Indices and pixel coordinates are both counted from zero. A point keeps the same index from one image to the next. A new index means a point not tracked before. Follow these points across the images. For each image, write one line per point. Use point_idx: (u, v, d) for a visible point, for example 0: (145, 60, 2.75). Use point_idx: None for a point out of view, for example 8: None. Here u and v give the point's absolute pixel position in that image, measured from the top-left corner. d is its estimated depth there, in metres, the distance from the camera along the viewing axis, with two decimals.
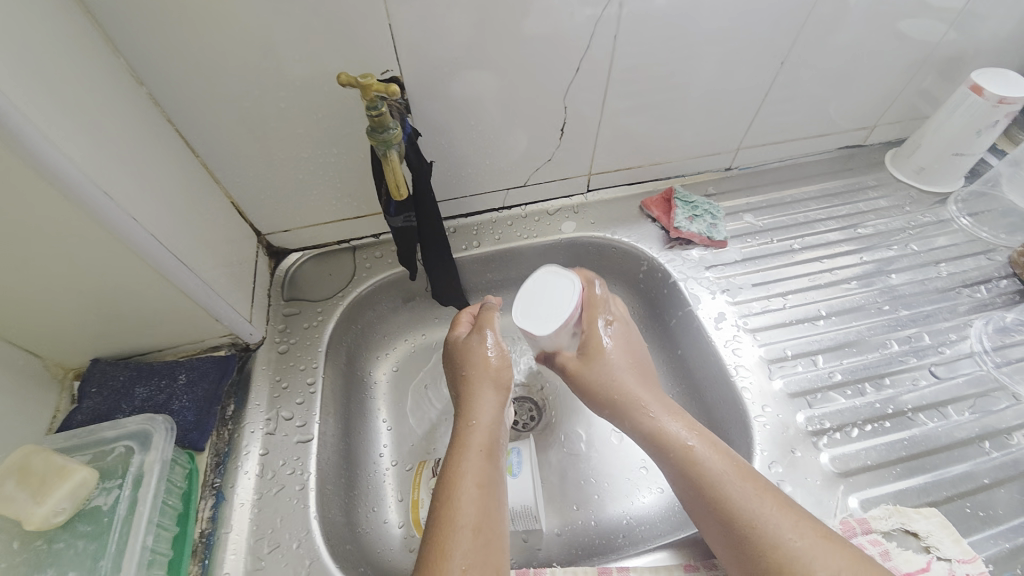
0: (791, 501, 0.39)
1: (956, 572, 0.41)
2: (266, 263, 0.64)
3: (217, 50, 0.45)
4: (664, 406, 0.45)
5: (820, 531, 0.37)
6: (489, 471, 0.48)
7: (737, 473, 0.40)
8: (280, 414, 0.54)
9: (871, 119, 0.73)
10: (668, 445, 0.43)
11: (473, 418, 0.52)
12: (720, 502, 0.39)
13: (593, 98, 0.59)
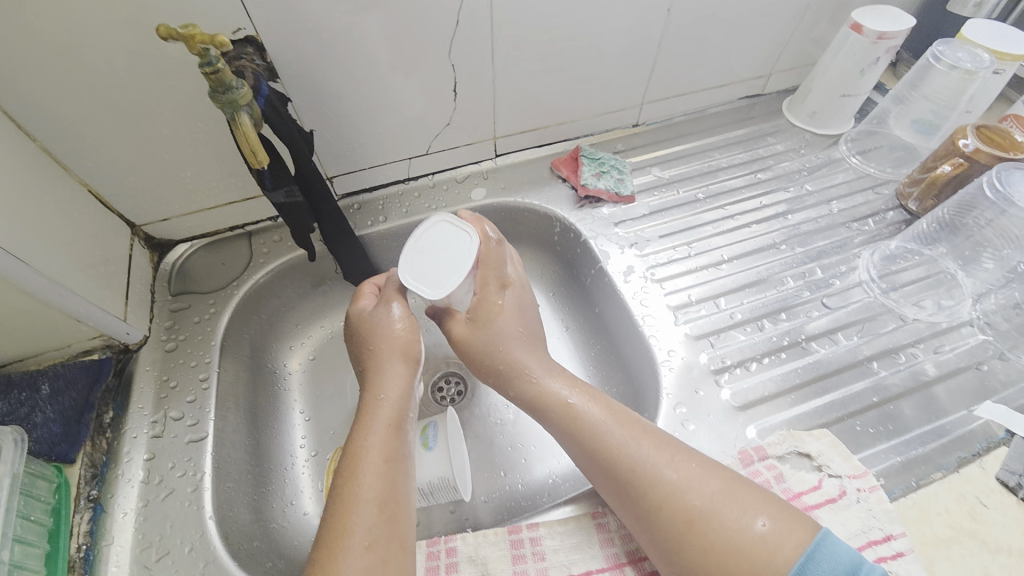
0: (670, 436, 0.42)
1: (847, 487, 0.42)
2: (146, 257, 0.59)
3: (24, 16, 0.39)
4: (546, 368, 0.46)
5: (698, 459, 0.40)
6: (396, 445, 0.46)
7: (617, 417, 0.42)
8: (168, 415, 0.50)
9: (767, 67, 0.75)
10: (550, 398, 0.44)
11: (381, 391, 0.50)
12: (600, 447, 0.41)
13: (482, 57, 0.56)
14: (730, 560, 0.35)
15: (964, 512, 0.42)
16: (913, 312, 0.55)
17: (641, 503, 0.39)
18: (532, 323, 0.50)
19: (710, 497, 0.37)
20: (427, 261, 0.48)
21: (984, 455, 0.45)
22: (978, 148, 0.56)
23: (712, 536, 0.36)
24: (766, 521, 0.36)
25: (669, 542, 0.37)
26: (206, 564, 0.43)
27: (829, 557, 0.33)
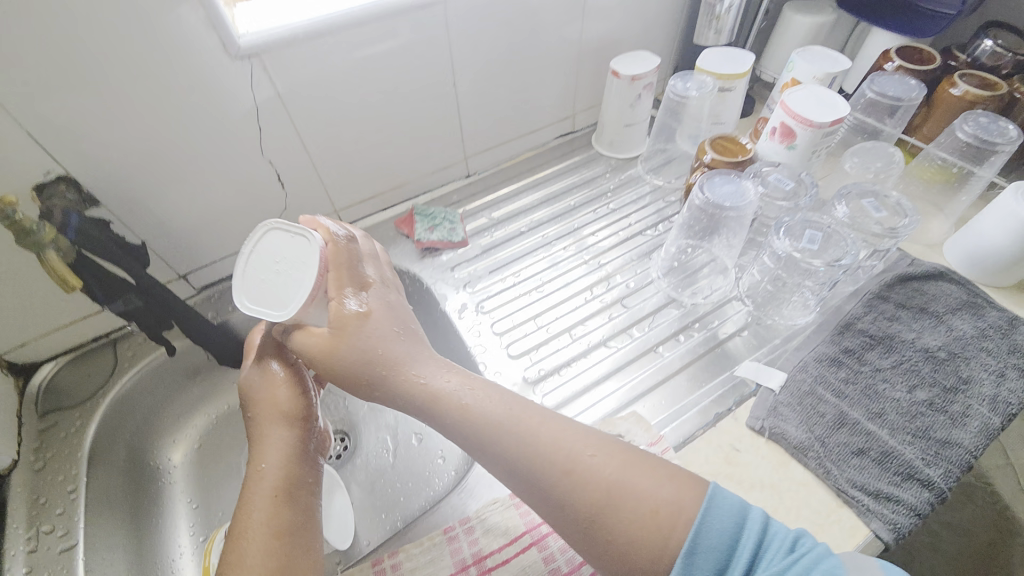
0: (568, 423, 0.42)
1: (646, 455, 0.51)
2: (10, 382, 0.62)
3: None
4: (433, 369, 0.46)
5: (597, 443, 0.40)
6: (284, 515, 0.46)
7: (512, 414, 0.42)
8: (40, 529, 0.53)
9: (569, 109, 0.87)
10: (443, 409, 0.43)
11: (261, 462, 0.49)
12: (500, 452, 0.41)
13: (293, 153, 0.64)
14: (630, 543, 0.36)
15: (722, 458, 0.50)
16: (694, 299, 0.67)
17: (560, 492, 0.38)
18: (399, 318, 0.49)
19: (606, 481, 0.38)
20: (264, 285, 0.50)
21: (738, 407, 0.55)
22: (715, 159, 0.67)
23: (615, 522, 0.36)
24: (664, 494, 0.37)
25: (580, 530, 0.38)
26: None
27: (728, 514, 0.34)
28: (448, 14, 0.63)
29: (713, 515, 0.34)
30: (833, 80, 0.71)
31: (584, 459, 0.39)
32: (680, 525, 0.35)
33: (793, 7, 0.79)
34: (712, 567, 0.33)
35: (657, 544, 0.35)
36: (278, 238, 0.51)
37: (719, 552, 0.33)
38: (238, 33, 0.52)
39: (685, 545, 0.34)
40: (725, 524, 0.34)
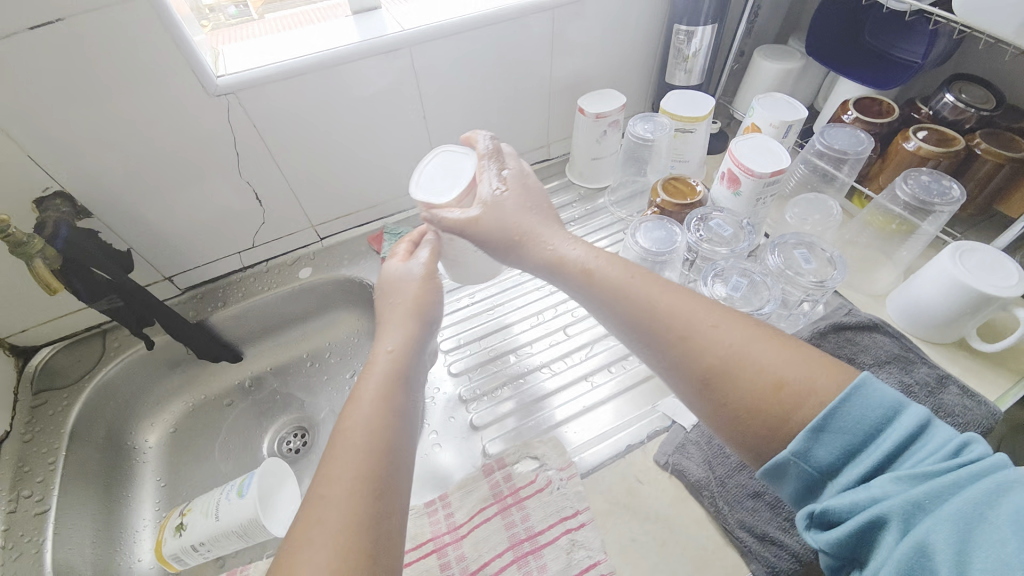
0: (702, 299, 0.46)
1: (553, 478, 0.54)
2: (10, 362, 0.70)
3: None
4: (563, 241, 0.54)
5: (726, 317, 0.43)
6: (398, 397, 0.44)
7: (645, 289, 0.47)
8: (20, 494, 0.59)
9: (543, 139, 0.91)
10: (572, 271, 0.52)
11: (387, 344, 0.48)
12: (631, 313, 0.46)
13: (268, 172, 0.70)
14: (749, 407, 0.39)
15: (624, 490, 0.53)
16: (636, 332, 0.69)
17: (679, 344, 0.43)
18: (535, 197, 0.58)
19: (732, 349, 0.41)
20: (435, 178, 0.60)
21: (650, 442, 0.57)
22: (664, 200, 0.71)
23: (739, 386, 0.40)
24: (795, 373, 0.38)
25: (700, 390, 0.42)
26: None
27: (867, 398, 0.34)
28: (415, 55, 0.69)
29: (857, 402, 0.35)
30: (788, 128, 0.73)
31: (707, 328, 0.43)
32: (808, 402, 0.37)
33: (761, 53, 0.83)
34: (840, 445, 0.35)
35: (777, 411, 0.38)
36: (449, 152, 0.62)
37: (850, 435, 0.34)
38: (216, 74, 0.60)
39: (814, 420, 0.35)
40: (868, 413, 0.34)
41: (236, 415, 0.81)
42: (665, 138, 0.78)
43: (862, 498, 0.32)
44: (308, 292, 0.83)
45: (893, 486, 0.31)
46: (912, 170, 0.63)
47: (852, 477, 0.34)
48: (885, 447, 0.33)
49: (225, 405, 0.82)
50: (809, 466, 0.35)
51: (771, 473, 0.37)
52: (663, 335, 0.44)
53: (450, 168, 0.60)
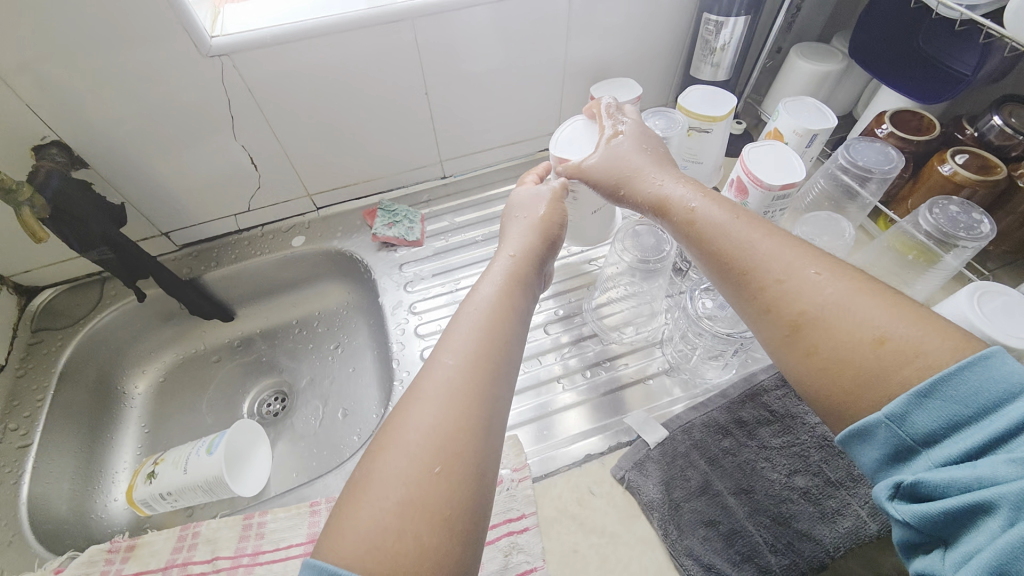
0: (810, 248, 0.42)
1: (504, 478, 0.53)
2: (14, 300, 0.73)
3: None
4: (675, 181, 0.54)
5: (834, 268, 0.40)
6: (512, 305, 0.46)
7: (746, 231, 0.45)
8: (7, 426, 0.63)
9: (552, 126, 0.88)
10: (673, 211, 0.52)
11: (511, 251, 0.55)
12: (723, 252, 0.46)
13: (264, 136, 0.70)
14: (836, 360, 0.37)
15: (574, 500, 0.52)
16: (618, 339, 0.66)
17: (778, 294, 0.41)
18: (650, 145, 0.60)
19: (828, 301, 0.38)
20: (566, 144, 0.65)
21: (609, 454, 0.55)
22: None
23: (829, 339, 0.37)
24: (904, 335, 0.35)
25: (784, 337, 0.40)
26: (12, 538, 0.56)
27: (992, 374, 0.30)
28: (418, 27, 0.66)
29: (978, 373, 0.30)
30: (813, 137, 0.67)
31: (808, 276, 0.40)
32: (911, 363, 0.34)
33: (798, 52, 0.76)
34: (945, 415, 0.31)
35: (865, 370, 0.35)
36: (580, 123, 0.67)
37: (962, 406, 0.30)
38: (211, 34, 0.59)
39: (921, 385, 0.32)
40: (986, 386, 0.30)
41: (223, 371, 0.83)
42: (677, 136, 0.73)
43: (964, 476, 0.28)
44: (300, 260, 0.83)
45: (1008, 470, 0.27)
46: (941, 198, 0.58)
47: (954, 450, 0.30)
48: (1004, 424, 0.29)
49: (214, 361, 0.84)
50: (903, 432, 0.32)
51: (854, 436, 0.34)
52: (756, 277, 0.43)
53: (580, 136, 0.66)
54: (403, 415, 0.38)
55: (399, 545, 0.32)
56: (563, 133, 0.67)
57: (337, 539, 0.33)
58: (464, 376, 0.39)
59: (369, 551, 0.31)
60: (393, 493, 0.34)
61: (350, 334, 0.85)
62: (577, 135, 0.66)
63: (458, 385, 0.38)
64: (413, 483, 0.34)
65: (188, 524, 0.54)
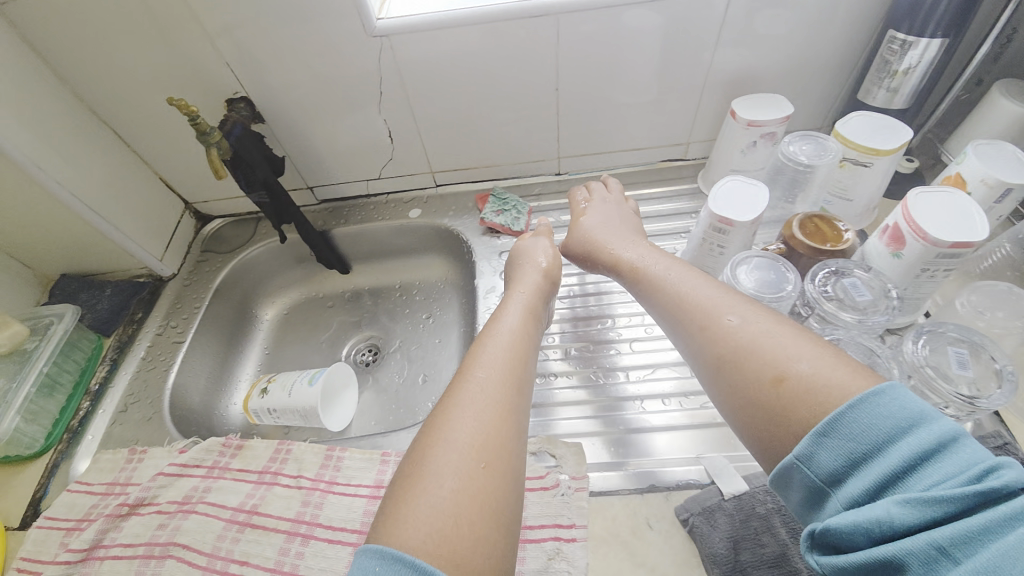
0: (726, 292, 0.47)
1: (562, 482, 0.53)
2: (192, 223, 0.89)
3: (118, 78, 0.68)
4: (625, 244, 0.62)
5: (750, 312, 0.44)
6: (523, 343, 0.51)
7: (683, 280, 0.51)
8: (170, 324, 0.77)
9: (682, 136, 0.84)
10: (625, 271, 0.60)
11: (518, 289, 0.62)
12: (664, 301, 0.51)
13: (404, 113, 0.77)
14: (749, 401, 0.39)
15: (629, 526, 0.50)
16: (599, 379, 0.64)
17: (704, 334, 0.45)
18: (614, 221, 0.69)
19: (739, 342, 0.42)
20: (729, 196, 0.60)
21: (676, 490, 0.52)
22: (797, 237, 0.60)
23: (742, 380, 0.40)
24: (802, 371, 0.37)
25: (711, 382, 0.43)
26: (153, 414, 0.68)
27: (883, 407, 0.32)
28: (562, 22, 0.66)
29: (868, 409, 0.33)
30: (1007, 193, 0.55)
31: (724, 320, 0.44)
32: (807, 399, 0.36)
33: (1007, 86, 0.63)
34: (845, 453, 0.32)
35: (775, 408, 0.37)
36: (751, 186, 0.60)
37: (857, 442, 0.32)
38: (378, 17, 0.66)
39: (818, 424, 0.34)
40: (878, 421, 0.32)
41: (334, 318, 0.94)
42: (827, 166, 0.65)
43: (865, 522, 0.29)
44: (413, 231, 0.90)
45: (903, 514, 0.28)
46: None
47: (858, 489, 0.32)
48: (898, 462, 0.30)
49: (328, 306, 0.95)
50: (812, 474, 0.33)
51: (779, 480, 0.36)
52: (687, 326, 0.47)
53: (739, 197, 0.59)
54: (445, 420, 0.41)
55: (457, 535, 0.34)
56: (735, 185, 0.60)
57: (394, 529, 0.34)
58: (495, 386, 0.44)
59: (432, 536, 0.33)
60: (447, 482, 0.36)
61: (442, 308, 0.91)
62: (741, 193, 0.60)
63: (490, 392, 0.43)
64: (465, 475, 0.37)
65: (284, 441, 0.62)
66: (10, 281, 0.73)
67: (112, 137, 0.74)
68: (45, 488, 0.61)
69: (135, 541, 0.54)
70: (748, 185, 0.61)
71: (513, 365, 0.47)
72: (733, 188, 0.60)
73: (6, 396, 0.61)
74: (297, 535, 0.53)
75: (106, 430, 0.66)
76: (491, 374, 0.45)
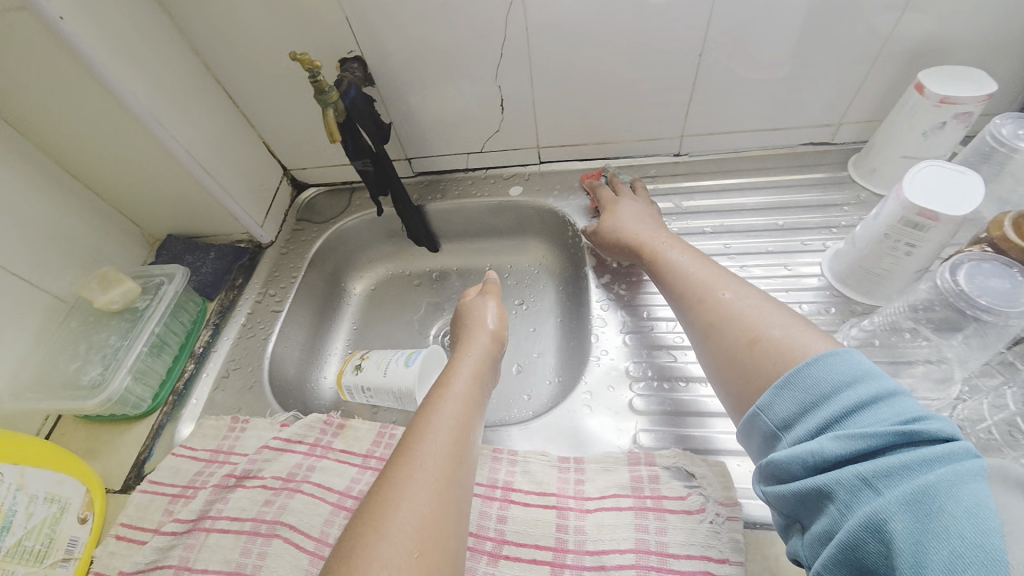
0: (729, 276, 0.54)
1: (707, 508, 0.46)
2: (288, 190, 0.87)
3: (233, 32, 0.65)
4: (640, 227, 0.66)
5: (743, 291, 0.51)
6: (468, 415, 0.51)
7: (691, 264, 0.57)
8: (268, 292, 0.76)
9: (833, 116, 0.72)
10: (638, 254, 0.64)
11: (468, 347, 0.61)
12: (669, 281, 0.58)
13: (521, 80, 0.70)
14: (726, 359, 0.46)
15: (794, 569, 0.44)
16: (669, 386, 0.58)
17: (694, 302, 0.53)
18: (648, 219, 0.68)
19: (730, 312, 0.49)
20: (934, 185, 0.50)
21: None
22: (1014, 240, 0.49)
23: (725, 341, 0.47)
24: (774, 336, 0.44)
25: (700, 342, 0.50)
26: (254, 382, 0.67)
27: (833, 368, 0.38)
28: None
29: (824, 367, 0.38)
30: None
31: (721, 295, 0.51)
32: (776, 360, 0.42)
33: None
34: (797, 402, 0.38)
35: (744, 361, 0.45)
36: (963, 174, 0.50)
37: (808, 393, 0.38)
38: None
39: (780, 379, 0.40)
40: (828, 376, 0.38)
41: (420, 297, 0.89)
42: None
43: (804, 455, 0.35)
44: (513, 210, 0.84)
45: (834, 449, 0.34)
46: None
47: (805, 431, 0.37)
48: (841, 409, 0.36)
49: (414, 284, 0.90)
50: (770, 421, 0.39)
51: (745, 429, 0.42)
52: (687, 301, 0.54)
53: (949, 186, 0.49)
54: (388, 506, 0.40)
55: None
56: (941, 172, 0.50)
57: None
58: (439, 465, 0.44)
59: None
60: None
61: (536, 295, 0.85)
62: (949, 182, 0.50)
63: (435, 476, 0.43)
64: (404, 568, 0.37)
65: (386, 425, 0.59)
66: (121, 237, 0.73)
67: (223, 97, 0.72)
68: (149, 451, 0.60)
69: (241, 515, 0.52)
70: (957, 173, 0.50)
71: (463, 443, 0.47)
72: (939, 177, 0.50)
73: (118, 353, 0.60)
74: None
75: (209, 395, 0.65)
76: (437, 457, 0.44)
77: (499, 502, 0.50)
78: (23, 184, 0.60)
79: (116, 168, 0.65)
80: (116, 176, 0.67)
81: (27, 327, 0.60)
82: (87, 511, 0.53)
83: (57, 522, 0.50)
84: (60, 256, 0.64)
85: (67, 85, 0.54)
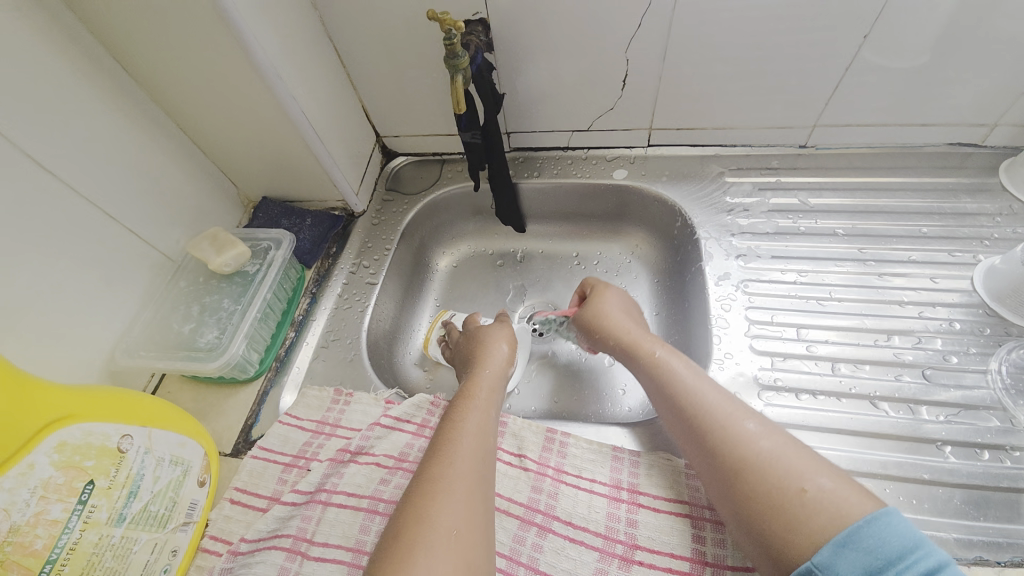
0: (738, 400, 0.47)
1: None
2: (379, 158, 0.84)
3: None
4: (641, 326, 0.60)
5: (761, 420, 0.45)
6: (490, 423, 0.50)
7: (697, 380, 0.50)
8: (362, 263, 0.74)
9: (993, 115, 0.65)
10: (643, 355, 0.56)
11: (489, 350, 0.60)
12: (674, 399, 0.49)
13: (653, 55, 0.64)
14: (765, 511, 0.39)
15: None
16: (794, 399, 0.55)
17: (715, 433, 0.45)
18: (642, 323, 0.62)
19: (756, 451, 0.42)
20: None
21: (1009, 567, 0.44)
22: None
23: (762, 487, 0.40)
24: (818, 486, 0.38)
25: (721, 484, 0.43)
26: (353, 355, 0.65)
27: (886, 528, 0.35)
28: None
29: (878, 526, 0.35)
30: None
31: (744, 427, 0.44)
32: (825, 514, 0.37)
33: None
34: (862, 565, 0.34)
35: (792, 515, 0.38)
36: None
37: (874, 557, 0.34)
38: None
39: (839, 534, 0.36)
40: (884, 538, 0.34)
41: (504, 279, 0.86)
42: None
43: None
44: (615, 195, 0.80)
45: None
46: None
47: None
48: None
49: (497, 264, 0.87)
50: None
51: None
52: (697, 428, 0.46)
53: None
54: (428, 509, 0.40)
55: None
56: None
57: None
58: (471, 471, 0.44)
59: None
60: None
61: (628, 286, 0.81)
62: None
63: (468, 483, 0.43)
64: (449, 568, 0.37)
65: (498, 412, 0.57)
66: (221, 197, 0.71)
67: (332, 55, 0.68)
68: (255, 417, 0.59)
69: (358, 492, 0.51)
70: None
71: (489, 452, 0.47)
72: None
73: (233, 317, 0.59)
74: (532, 524, 0.48)
75: (310, 365, 0.64)
76: (468, 465, 0.44)
77: (627, 504, 0.49)
78: (135, 135, 0.58)
79: (228, 125, 0.63)
80: (227, 133, 0.64)
81: (137, 284, 0.59)
82: (204, 473, 0.51)
83: (179, 485, 0.48)
84: (168, 213, 0.63)
85: (198, 33, 0.51)
